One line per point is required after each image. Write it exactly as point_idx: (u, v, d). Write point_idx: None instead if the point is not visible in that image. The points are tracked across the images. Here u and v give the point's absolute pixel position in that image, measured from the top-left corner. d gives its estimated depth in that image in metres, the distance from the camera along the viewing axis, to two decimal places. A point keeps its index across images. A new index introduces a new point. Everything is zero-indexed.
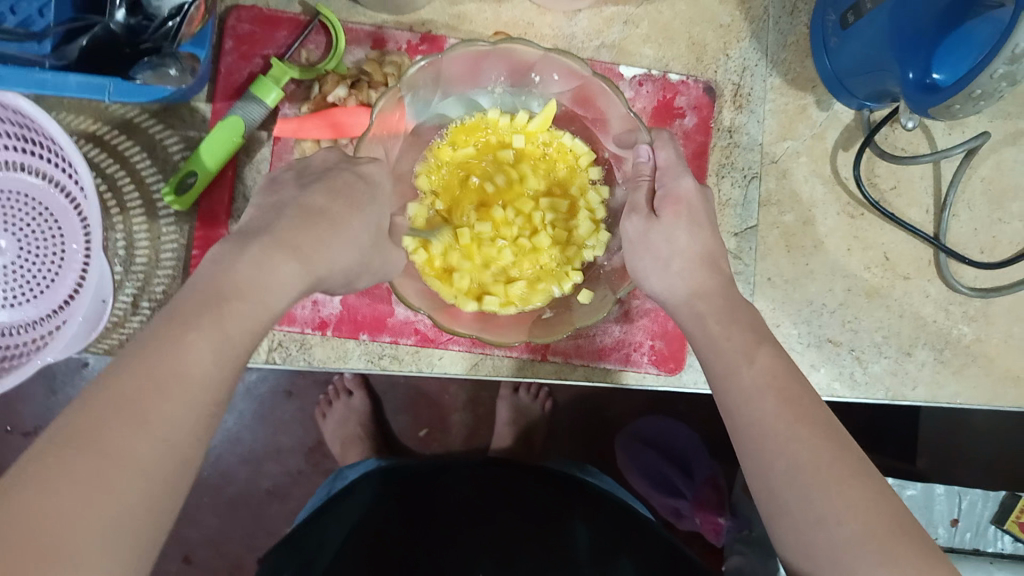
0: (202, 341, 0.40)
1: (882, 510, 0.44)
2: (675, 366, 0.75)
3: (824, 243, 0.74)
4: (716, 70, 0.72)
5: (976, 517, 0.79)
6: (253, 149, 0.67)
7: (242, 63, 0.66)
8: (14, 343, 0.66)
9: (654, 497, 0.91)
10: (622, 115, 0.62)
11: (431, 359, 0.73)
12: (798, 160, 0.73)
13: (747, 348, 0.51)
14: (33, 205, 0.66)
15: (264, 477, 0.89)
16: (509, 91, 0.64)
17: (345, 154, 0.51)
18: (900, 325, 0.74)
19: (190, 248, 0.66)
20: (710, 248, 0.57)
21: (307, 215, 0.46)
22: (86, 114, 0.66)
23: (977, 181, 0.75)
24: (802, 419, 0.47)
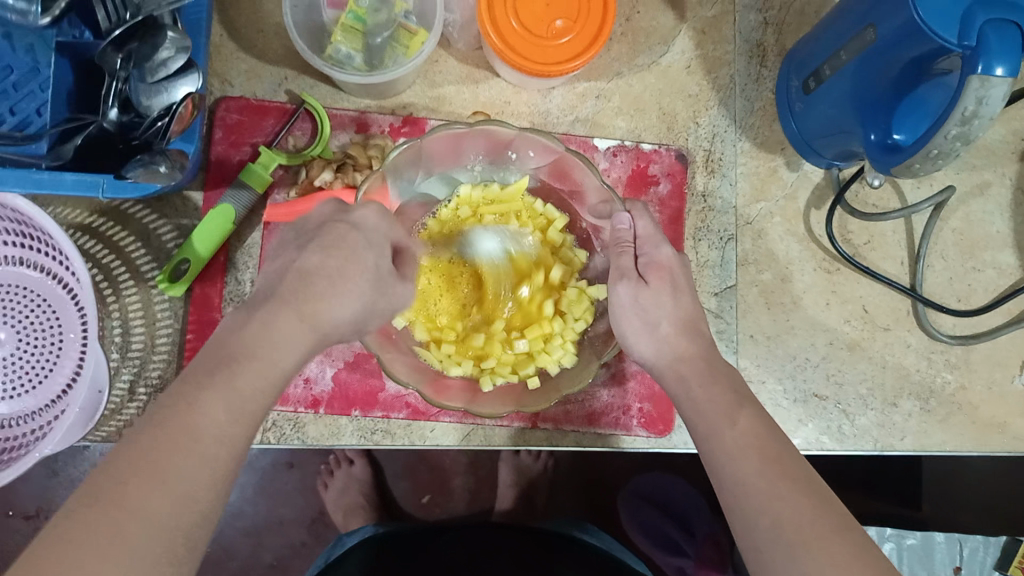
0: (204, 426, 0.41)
1: (867, 562, 0.44)
2: (663, 429, 0.77)
3: (802, 300, 0.75)
4: (687, 138, 0.75)
5: (980, 564, 0.81)
6: (244, 234, 0.69)
7: (231, 152, 0.69)
8: (14, 434, 0.67)
9: (658, 557, 0.90)
10: (597, 187, 0.64)
11: (423, 432, 0.74)
12: (772, 220, 0.76)
13: (728, 410, 0.52)
14: (32, 297, 0.68)
15: (265, 550, 0.87)
16: (488, 168, 0.66)
17: (353, 221, 0.50)
18: (884, 376, 0.76)
19: (184, 332, 0.68)
20: (689, 313, 0.59)
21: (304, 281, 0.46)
22: (84, 208, 0.69)
23: (949, 232, 0.77)
24: (783, 477, 0.48)
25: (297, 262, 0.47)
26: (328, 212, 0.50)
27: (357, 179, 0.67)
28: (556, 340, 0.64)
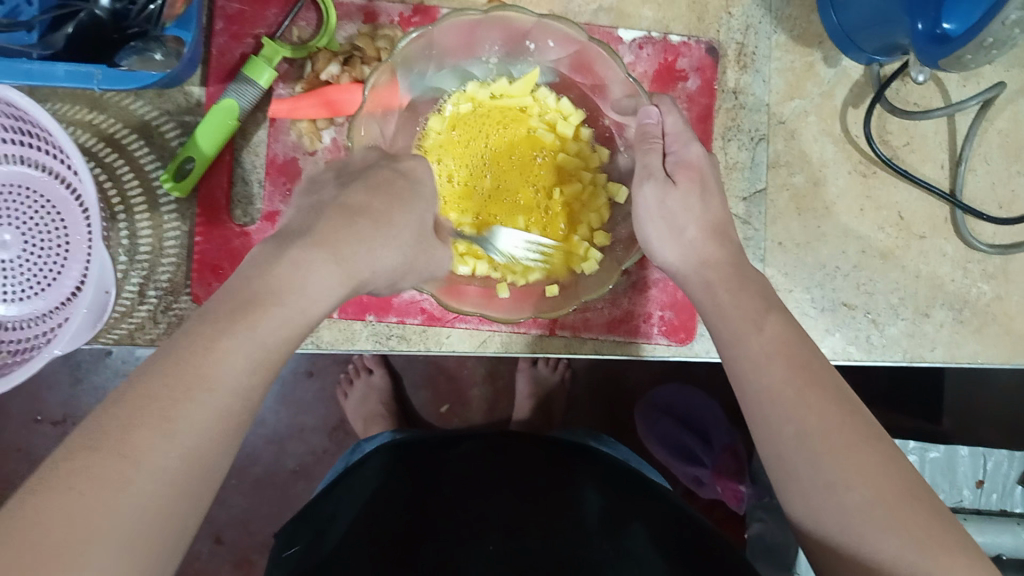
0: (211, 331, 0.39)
1: (893, 473, 0.43)
2: (685, 336, 0.74)
3: (835, 206, 0.72)
4: (719, 30, 0.71)
5: (1003, 478, 0.80)
6: (249, 132, 0.66)
7: (233, 44, 0.66)
8: (25, 336, 0.67)
9: (675, 466, 0.96)
10: (621, 80, 0.60)
11: (438, 337, 0.72)
12: (807, 120, 0.71)
13: (756, 316, 0.50)
14: (35, 197, 0.66)
15: (288, 455, 0.94)
16: (505, 60, 0.63)
17: (398, 168, 0.50)
18: (917, 286, 0.72)
19: (192, 234, 0.66)
20: (717, 218, 0.56)
21: (347, 216, 0.45)
22: (82, 104, 0.66)
23: (995, 133, 0.72)
24: (811, 385, 0.46)
25: (337, 200, 0.46)
26: (372, 157, 0.51)
27: (364, 74, 0.65)
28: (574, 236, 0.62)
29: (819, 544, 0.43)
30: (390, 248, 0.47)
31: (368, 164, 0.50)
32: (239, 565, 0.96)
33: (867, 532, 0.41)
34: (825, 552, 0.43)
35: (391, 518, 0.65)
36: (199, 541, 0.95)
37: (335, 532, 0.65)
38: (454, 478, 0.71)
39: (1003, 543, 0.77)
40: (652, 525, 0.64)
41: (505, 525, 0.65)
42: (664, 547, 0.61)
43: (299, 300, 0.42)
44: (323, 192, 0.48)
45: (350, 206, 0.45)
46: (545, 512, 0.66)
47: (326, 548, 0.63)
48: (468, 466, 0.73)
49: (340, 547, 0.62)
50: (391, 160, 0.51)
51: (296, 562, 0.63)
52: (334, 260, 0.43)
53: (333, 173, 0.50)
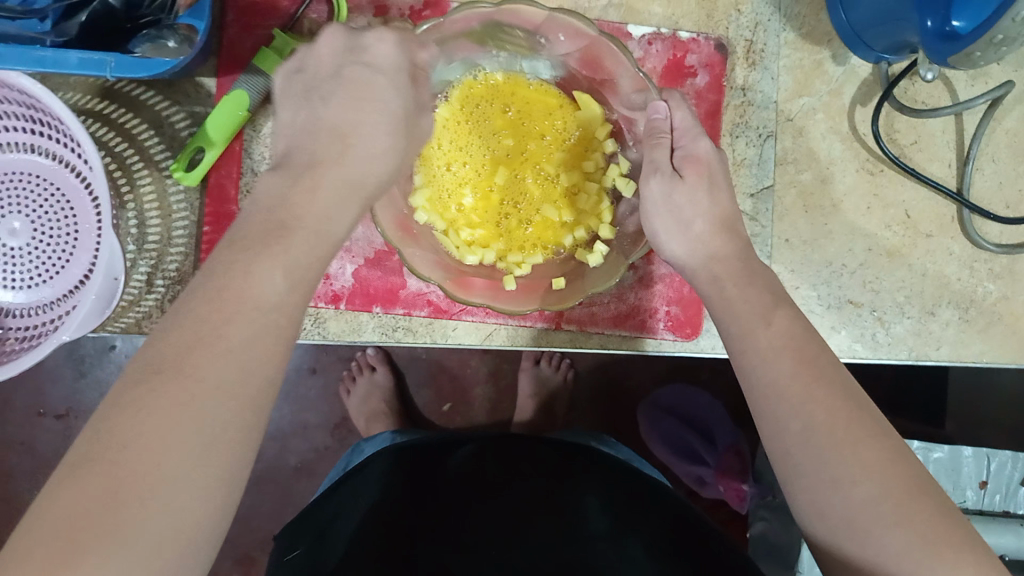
0: (221, 318, 0.39)
1: (899, 469, 0.43)
2: (691, 332, 0.74)
3: (842, 203, 0.72)
4: (728, 27, 0.71)
5: (1006, 479, 0.81)
6: (259, 122, 0.67)
7: (244, 35, 0.66)
8: (33, 323, 0.67)
9: (676, 466, 0.96)
10: (631, 74, 0.59)
11: (444, 330, 0.72)
12: (815, 117, 0.72)
13: (764, 311, 0.50)
14: (45, 185, 0.67)
15: (291, 452, 0.94)
16: (514, 53, 0.62)
17: (371, 69, 0.49)
18: (923, 285, 0.72)
19: (200, 225, 0.66)
20: (725, 213, 0.56)
21: (338, 141, 0.47)
22: (93, 94, 0.67)
23: (1002, 134, 0.72)
24: (817, 380, 0.46)
25: (328, 121, 0.47)
26: (338, 56, 0.49)
27: None
28: (581, 228, 0.63)
29: (824, 540, 0.44)
30: (388, 162, 0.49)
31: (337, 66, 0.49)
32: (241, 561, 0.97)
33: (872, 528, 0.41)
34: (830, 547, 0.43)
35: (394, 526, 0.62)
36: None
37: (338, 537, 0.63)
38: (456, 483, 0.69)
39: (1007, 544, 0.77)
40: (655, 534, 0.63)
41: (509, 536, 0.63)
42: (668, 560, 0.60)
43: (324, 229, 0.44)
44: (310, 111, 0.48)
45: (344, 129, 0.47)
46: (548, 521, 0.64)
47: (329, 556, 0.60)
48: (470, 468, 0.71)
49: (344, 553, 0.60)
50: (359, 52, 0.49)
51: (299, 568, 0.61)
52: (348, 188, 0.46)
53: (309, 79, 0.49)
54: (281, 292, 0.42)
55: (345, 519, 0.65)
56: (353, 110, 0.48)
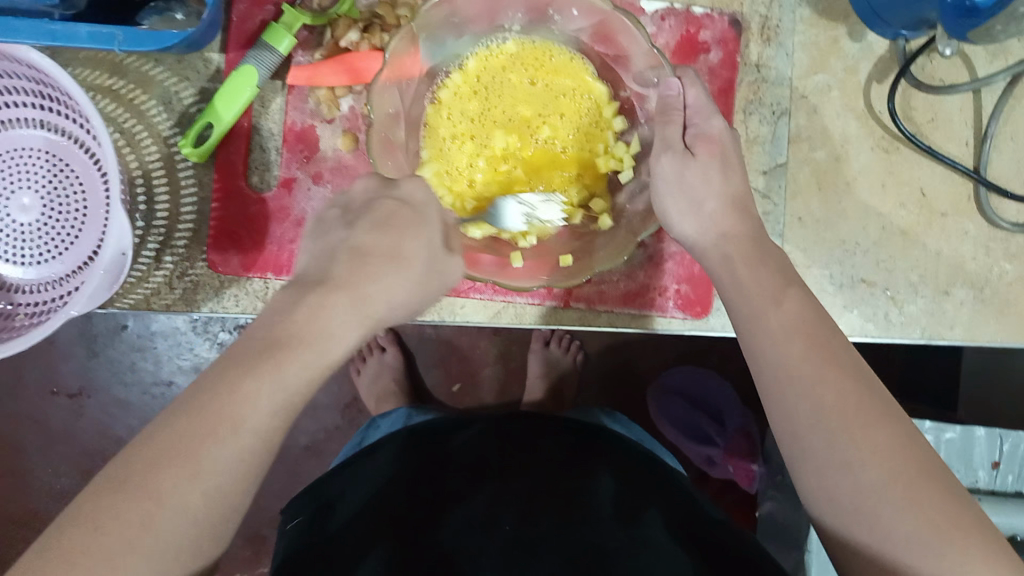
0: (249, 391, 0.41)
1: (909, 451, 0.42)
2: (701, 311, 0.73)
3: (855, 182, 0.71)
4: (742, 2, 0.70)
5: (1019, 461, 0.80)
6: (268, 99, 0.66)
7: (254, 10, 0.66)
8: (44, 298, 0.67)
9: (686, 446, 0.96)
10: (645, 51, 0.58)
11: (452, 308, 0.72)
12: (830, 95, 0.71)
13: (775, 292, 0.49)
14: (53, 161, 0.67)
15: (302, 432, 0.95)
16: (528, 28, 0.62)
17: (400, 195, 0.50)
18: (937, 265, 0.72)
19: (209, 201, 0.66)
20: (738, 192, 0.56)
21: (358, 261, 0.47)
22: (102, 69, 0.66)
23: (1021, 112, 0.71)
24: (828, 361, 0.45)
25: (347, 242, 0.47)
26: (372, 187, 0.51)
27: (384, 41, 0.65)
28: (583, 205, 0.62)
29: (832, 521, 0.43)
30: (405, 289, 0.48)
31: (371, 197, 0.50)
32: (252, 539, 0.98)
33: (881, 509, 0.41)
34: (839, 528, 0.43)
35: (407, 509, 0.62)
36: None
37: (347, 518, 0.62)
38: (464, 463, 0.68)
39: (1016, 523, 0.76)
40: (667, 512, 0.62)
41: (521, 510, 0.62)
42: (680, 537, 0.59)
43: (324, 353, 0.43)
44: (333, 236, 0.48)
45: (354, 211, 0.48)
46: (558, 496, 0.63)
47: (343, 535, 0.60)
48: (478, 448, 0.70)
49: (354, 534, 0.60)
50: (391, 188, 0.50)
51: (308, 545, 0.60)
52: (355, 308, 0.45)
53: (341, 211, 0.50)
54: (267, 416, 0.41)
55: (355, 494, 0.65)
56: (389, 201, 0.49)
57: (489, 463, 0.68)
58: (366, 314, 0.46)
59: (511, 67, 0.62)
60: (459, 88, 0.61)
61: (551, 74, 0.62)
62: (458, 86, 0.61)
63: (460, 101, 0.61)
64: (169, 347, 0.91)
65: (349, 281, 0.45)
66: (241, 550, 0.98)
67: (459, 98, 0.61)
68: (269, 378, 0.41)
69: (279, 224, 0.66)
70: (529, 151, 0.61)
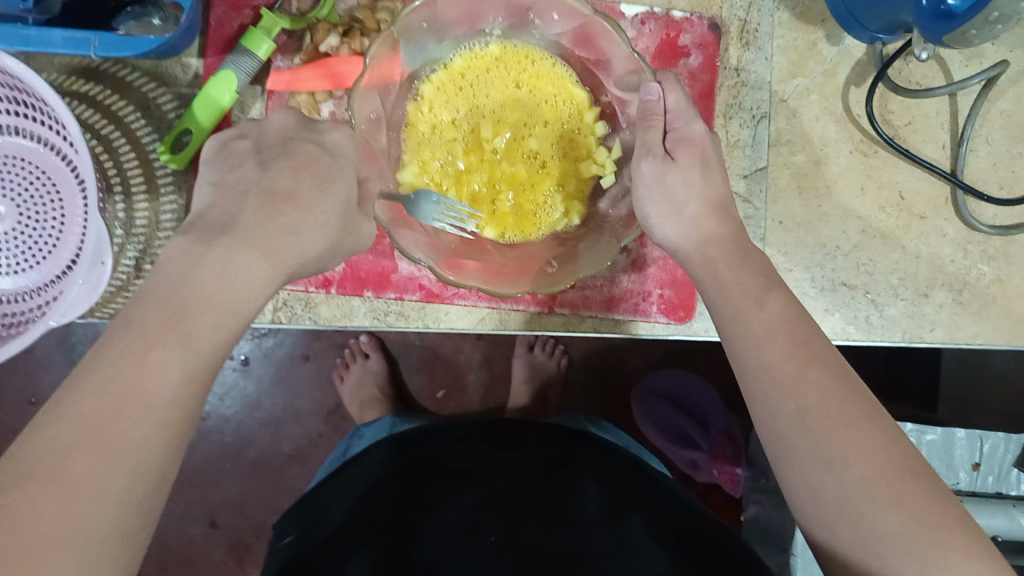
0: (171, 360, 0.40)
1: (892, 451, 0.42)
2: (685, 315, 0.73)
3: (836, 185, 0.72)
4: (721, 7, 0.70)
5: (999, 461, 0.81)
6: (248, 104, 0.66)
7: (232, 15, 0.66)
8: (20, 309, 0.66)
9: (670, 450, 0.96)
10: (625, 56, 0.59)
11: (436, 314, 0.72)
12: (809, 98, 0.71)
13: (757, 294, 0.49)
14: (29, 169, 0.66)
15: (284, 440, 0.94)
16: (509, 33, 0.62)
17: (321, 141, 0.50)
18: (917, 267, 0.72)
19: (189, 208, 0.66)
20: (719, 195, 0.56)
21: (269, 209, 0.46)
22: (78, 75, 0.66)
23: (997, 114, 0.72)
24: (811, 362, 0.46)
25: (262, 182, 0.47)
26: (291, 126, 0.50)
27: (364, 45, 0.64)
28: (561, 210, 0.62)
29: (816, 521, 0.43)
30: (321, 239, 0.48)
31: (285, 137, 0.50)
32: (235, 549, 0.97)
33: (865, 508, 0.41)
34: (823, 529, 0.43)
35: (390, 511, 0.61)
36: (194, 523, 0.95)
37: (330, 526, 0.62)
38: (450, 467, 0.67)
39: (999, 525, 0.78)
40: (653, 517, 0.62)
41: None
42: (666, 541, 0.59)
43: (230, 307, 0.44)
44: (243, 170, 0.48)
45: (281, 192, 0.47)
46: None
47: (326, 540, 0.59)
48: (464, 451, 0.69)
49: (335, 540, 0.59)
50: (312, 131, 0.51)
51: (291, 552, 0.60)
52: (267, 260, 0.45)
53: (251, 145, 0.49)
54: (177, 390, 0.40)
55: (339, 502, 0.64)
56: (309, 145, 0.49)
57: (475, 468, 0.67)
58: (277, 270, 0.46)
59: (494, 69, 0.61)
60: (440, 89, 0.61)
61: (533, 77, 0.62)
62: (440, 87, 0.61)
63: (441, 102, 0.61)
64: None
65: (257, 234, 0.45)
66: (224, 560, 0.97)
67: (440, 100, 0.61)
68: (177, 347, 0.41)
69: None
70: (510, 153, 0.61)
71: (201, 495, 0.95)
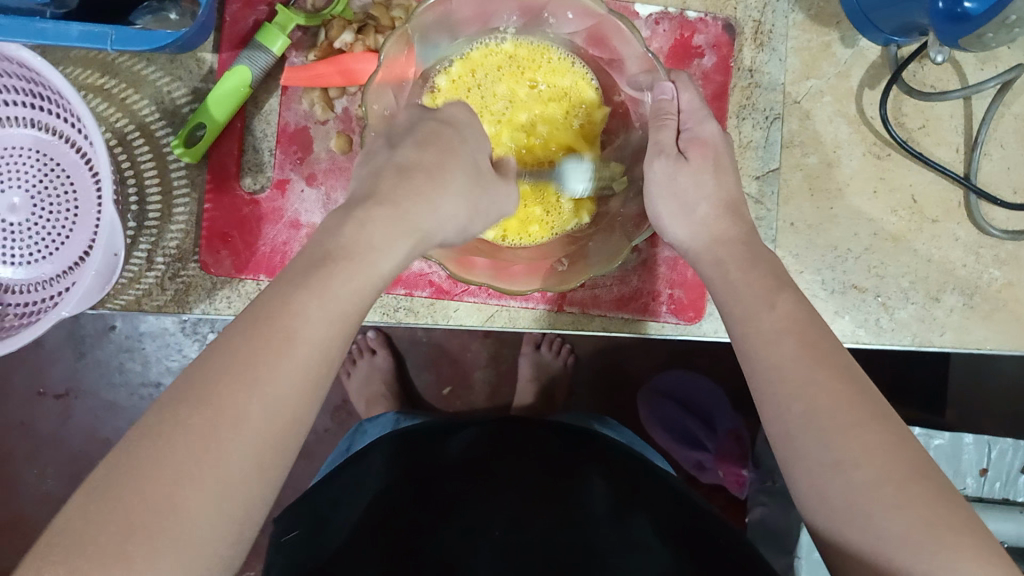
0: (306, 303, 0.38)
1: (903, 453, 0.42)
2: (694, 315, 0.73)
3: (848, 187, 0.71)
4: (736, 6, 0.70)
5: (1007, 467, 0.81)
6: (261, 100, 0.66)
7: (247, 11, 0.66)
8: (32, 299, 0.67)
9: (677, 452, 0.96)
10: (639, 56, 0.58)
11: (445, 311, 0.72)
12: (822, 100, 0.71)
13: (769, 295, 0.49)
14: (43, 160, 0.66)
15: None
16: (523, 31, 0.61)
17: (444, 119, 0.51)
18: (927, 271, 0.72)
19: (202, 202, 0.66)
20: (732, 195, 0.56)
21: (403, 176, 0.46)
22: (93, 68, 0.66)
23: (1010, 119, 0.72)
24: (823, 364, 0.45)
25: (393, 160, 0.47)
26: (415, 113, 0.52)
27: (378, 42, 0.65)
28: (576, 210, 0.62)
29: (825, 523, 0.43)
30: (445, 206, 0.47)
31: (414, 121, 0.51)
32: None
33: (875, 511, 0.41)
34: (832, 530, 0.43)
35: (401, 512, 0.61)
36: None
37: (340, 528, 0.61)
38: (457, 469, 0.66)
39: (1007, 531, 0.78)
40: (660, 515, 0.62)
41: None
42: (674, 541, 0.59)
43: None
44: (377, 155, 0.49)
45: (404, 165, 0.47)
46: None
47: (337, 547, 0.59)
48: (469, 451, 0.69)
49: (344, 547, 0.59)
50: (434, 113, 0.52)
51: (297, 552, 0.59)
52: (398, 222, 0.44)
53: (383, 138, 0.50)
54: (323, 334, 0.39)
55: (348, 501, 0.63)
56: (434, 123, 0.50)
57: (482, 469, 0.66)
58: (415, 228, 0.45)
59: (510, 66, 0.61)
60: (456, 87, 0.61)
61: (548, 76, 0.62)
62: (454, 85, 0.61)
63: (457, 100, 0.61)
64: (157, 349, 0.90)
65: (395, 196, 0.45)
66: None
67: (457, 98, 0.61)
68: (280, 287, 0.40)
69: (273, 225, 0.66)
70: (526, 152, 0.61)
71: None
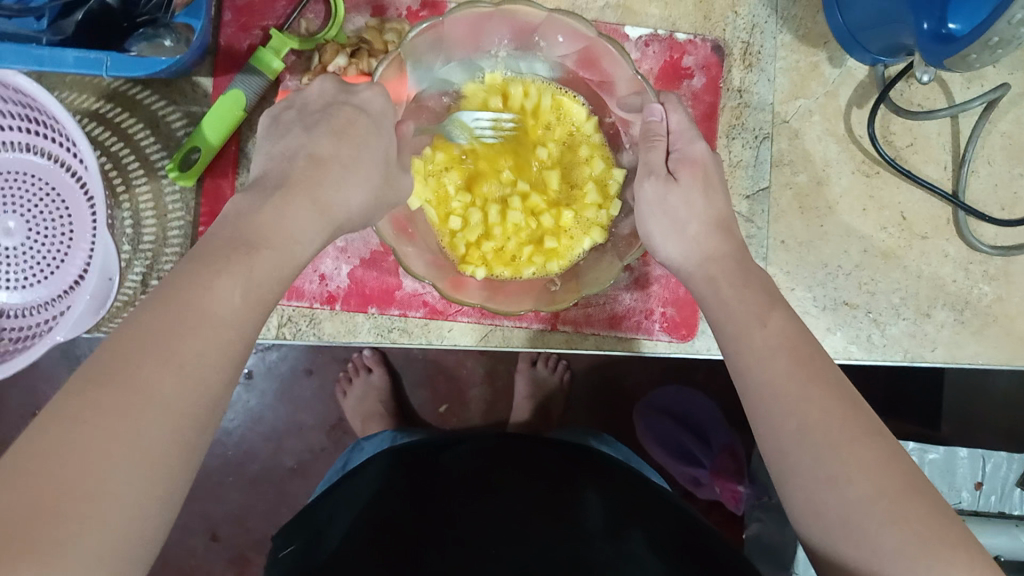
0: (232, 287, 0.40)
1: (894, 469, 0.42)
2: (686, 333, 0.74)
3: (837, 205, 0.72)
4: (725, 28, 0.72)
5: (1001, 481, 0.82)
6: (256, 122, 0.67)
7: (242, 35, 0.67)
8: (28, 323, 0.67)
9: (671, 466, 0.97)
10: (628, 78, 0.60)
11: (440, 331, 0.72)
12: (811, 119, 0.72)
13: (759, 312, 0.50)
14: (39, 184, 0.67)
15: (287, 453, 0.95)
16: (514, 54, 0.62)
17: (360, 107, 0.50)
18: (917, 286, 0.73)
19: (196, 224, 0.67)
20: (723, 214, 0.56)
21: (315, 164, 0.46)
22: (89, 93, 0.67)
23: (997, 136, 0.72)
24: (814, 381, 0.46)
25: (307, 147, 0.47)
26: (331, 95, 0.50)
27: (371, 66, 0.65)
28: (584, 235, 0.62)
29: (818, 539, 0.43)
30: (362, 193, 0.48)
31: (328, 104, 0.49)
32: (236, 563, 0.97)
33: (867, 527, 0.41)
34: (824, 548, 0.43)
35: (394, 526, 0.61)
36: (196, 536, 0.96)
37: (336, 535, 0.62)
38: (455, 483, 0.67)
39: (1002, 545, 0.78)
40: (653, 532, 0.61)
41: (511, 536, 0.61)
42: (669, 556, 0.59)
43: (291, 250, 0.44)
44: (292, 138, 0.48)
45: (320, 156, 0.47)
46: (547, 519, 0.62)
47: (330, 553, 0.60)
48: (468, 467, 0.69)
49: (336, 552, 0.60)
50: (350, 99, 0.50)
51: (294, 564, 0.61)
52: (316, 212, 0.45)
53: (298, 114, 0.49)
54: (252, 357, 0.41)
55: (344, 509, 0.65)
56: (349, 111, 0.49)
57: (479, 482, 0.67)
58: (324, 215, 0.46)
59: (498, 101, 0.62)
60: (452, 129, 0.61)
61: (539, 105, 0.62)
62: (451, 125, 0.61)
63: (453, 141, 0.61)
64: None
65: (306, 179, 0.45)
66: (225, 572, 0.97)
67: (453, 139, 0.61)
68: (233, 271, 0.40)
69: None
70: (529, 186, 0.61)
71: (203, 508, 0.96)
